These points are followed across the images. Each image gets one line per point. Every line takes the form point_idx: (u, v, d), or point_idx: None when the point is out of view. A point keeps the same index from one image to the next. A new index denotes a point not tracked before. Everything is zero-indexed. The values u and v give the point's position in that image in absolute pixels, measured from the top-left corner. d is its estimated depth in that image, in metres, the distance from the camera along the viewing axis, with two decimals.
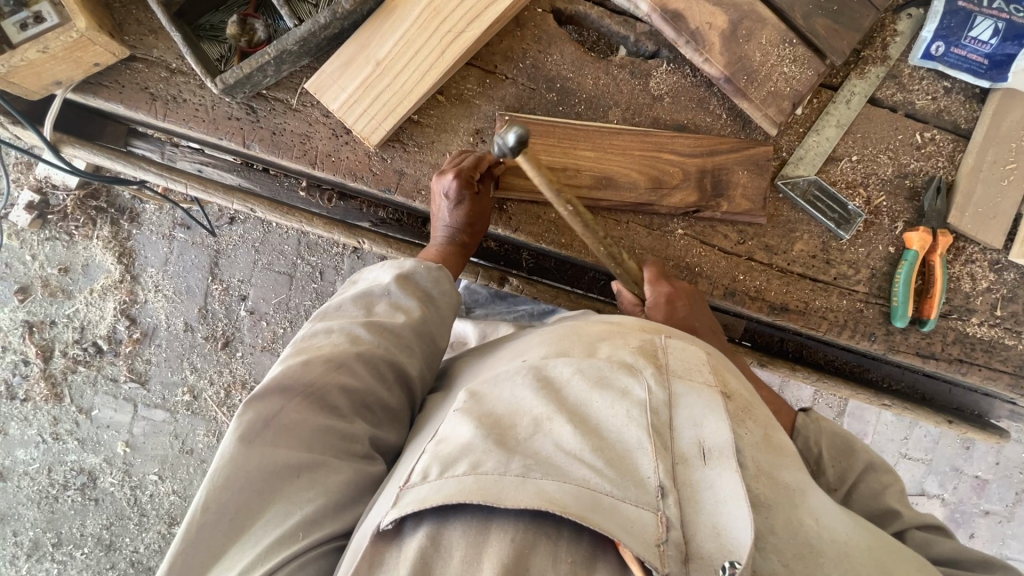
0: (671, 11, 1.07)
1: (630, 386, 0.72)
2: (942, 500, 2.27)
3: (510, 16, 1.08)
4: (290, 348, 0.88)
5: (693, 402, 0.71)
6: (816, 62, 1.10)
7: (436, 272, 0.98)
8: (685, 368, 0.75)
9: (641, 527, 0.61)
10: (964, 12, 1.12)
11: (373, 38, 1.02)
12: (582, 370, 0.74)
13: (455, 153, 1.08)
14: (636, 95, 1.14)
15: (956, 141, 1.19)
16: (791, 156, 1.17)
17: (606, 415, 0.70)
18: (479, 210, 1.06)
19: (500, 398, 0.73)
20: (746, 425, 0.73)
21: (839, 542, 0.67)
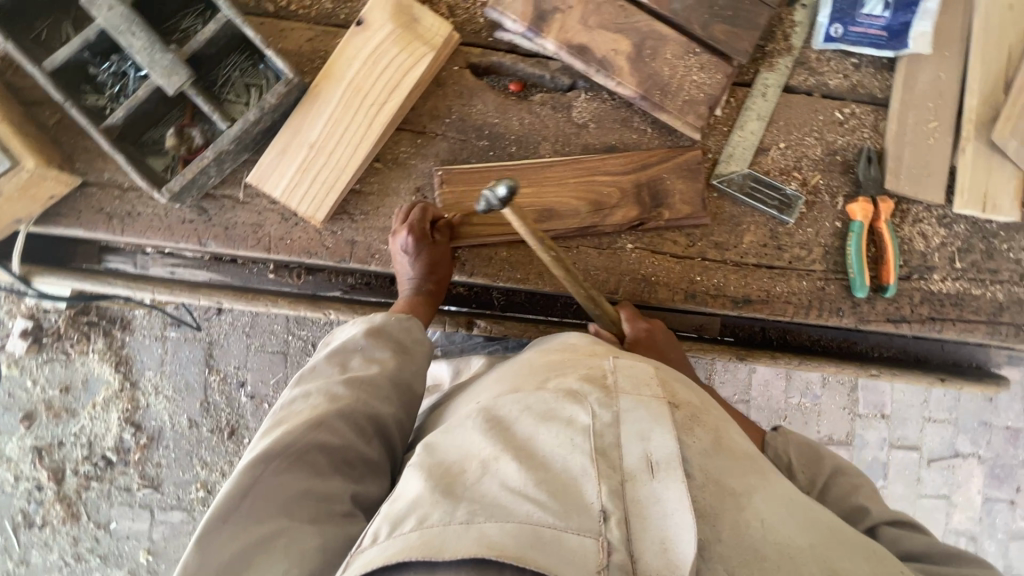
0: (576, 46, 1.14)
1: (574, 414, 0.75)
2: (978, 457, 2.23)
3: (428, 78, 1.15)
4: (268, 418, 0.88)
5: (640, 417, 0.74)
6: (723, 65, 1.16)
7: (408, 323, 1.02)
8: (632, 384, 0.78)
9: (583, 555, 0.64)
10: None
11: (304, 123, 1.08)
12: (528, 408, 0.78)
13: (398, 210, 1.12)
14: (562, 127, 1.19)
15: (877, 111, 1.24)
16: (721, 155, 1.21)
17: (552, 445, 0.73)
18: (438, 256, 1.09)
19: (451, 447, 0.77)
20: (695, 434, 0.77)
21: (783, 545, 0.70)
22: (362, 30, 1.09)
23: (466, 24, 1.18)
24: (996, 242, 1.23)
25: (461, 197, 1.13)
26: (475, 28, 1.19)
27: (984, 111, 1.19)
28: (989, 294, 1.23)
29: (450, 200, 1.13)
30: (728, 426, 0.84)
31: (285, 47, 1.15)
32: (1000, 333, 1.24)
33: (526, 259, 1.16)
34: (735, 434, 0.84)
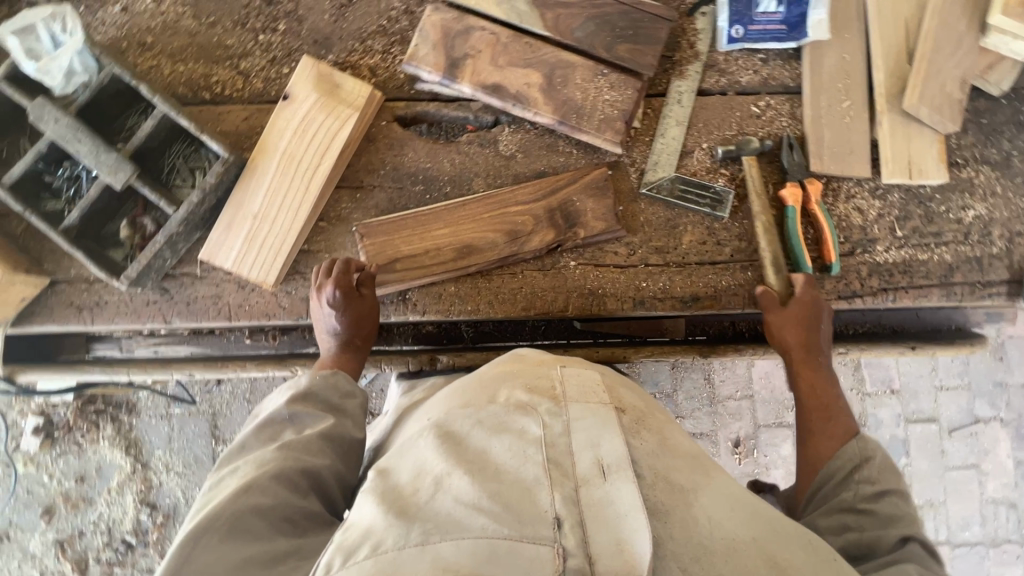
0: (490, 86, 1.21)
1: (526, 425, 0.79)
2: (1000, 420, 2.17)
3: (358, 137, 1.22)
4: (193, 507, 0.88)
5: (589, 425, 0.78)
6: (632, 81, 1.21)
7: (332, 379, 1.07)
8: (581, 393, 0.84)
9: (539, 563, 0.66)
10: None
11: (245, 197, 1.15)
12: (480, 422, 0.81)
13: (322, 266, 1.16)
14: (492, 161, 1.25)
15: (791, 99, 1.28)
16: (647, 164, 1.25)
17: (505, 457, 0.76)
18: (363, 312, 1.13)
19: (407, 468, 0.79)
20: (641, 435, 0.82)
21: (731, 540, 0.72)
22: (290, 103, 1.18)
23: (389, 82, 1.26)
24: (933, 206, 1.25)
25: (384, 245, 1.19)
26: (396, 83, 1.26)
27: (892, 83, 1.23)
28: (937, 257, 1.25)
29: (374, 251, 1.19)
30: (674, 431, 0.90)
31: (224, 129, 1.24)
32: (955, 294, 1.25)
33: (474, 290, 1.22)
34: (678, 435, 0.90)
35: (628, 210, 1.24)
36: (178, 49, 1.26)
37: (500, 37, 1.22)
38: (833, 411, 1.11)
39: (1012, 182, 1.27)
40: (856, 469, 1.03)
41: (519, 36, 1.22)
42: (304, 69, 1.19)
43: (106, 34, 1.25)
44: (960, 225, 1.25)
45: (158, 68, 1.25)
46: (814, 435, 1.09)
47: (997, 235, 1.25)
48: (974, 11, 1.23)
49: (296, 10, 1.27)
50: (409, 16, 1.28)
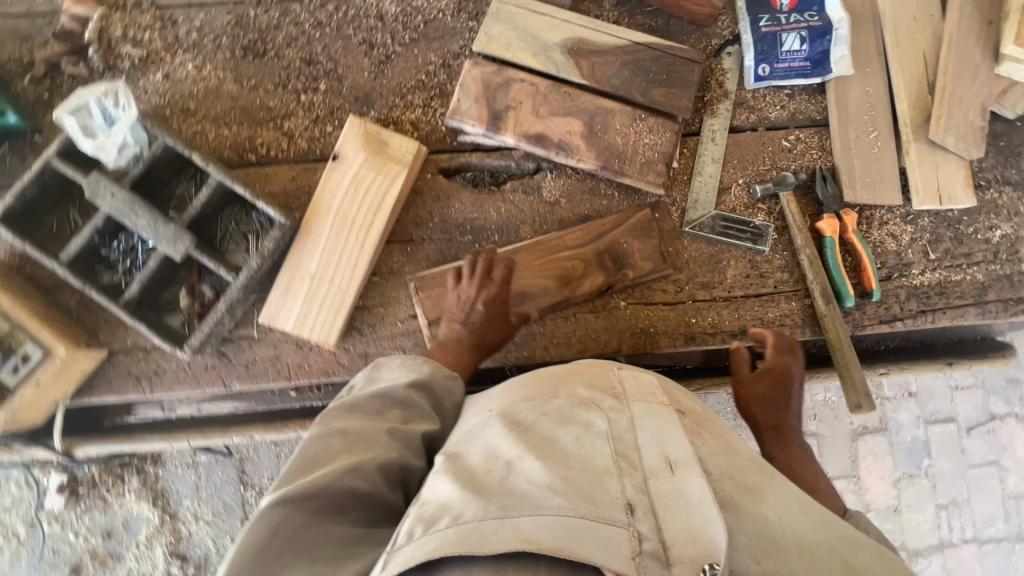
0: (533, 135, 1.24)
1: (591, 418, 0.82)
2: (1015, 416, 2.21)
3: (406, 191, 1.24)
4: (293, 452, 0.88)
5: (655, 423, 0.81)
6: (669, 123, 1.25)
7: (454, 384, 1.07)
8: (641, 392, 0.87)
9: (614, 542, 0.66)
10: (770, 35, 1.30)
11: (302, 258, 1.16)
12: (547, 414, 0.84)
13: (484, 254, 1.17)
14: (536, 208, 1.28)
15: (819, 131, 1.33)
16: (688, 202, 1.29)
17: (573, 445, 0.79)
18: (500, 327, 1.17)
19: (477, 452, 0.81)
20: (702, 436, 0.84)
21: (802, 539, 0.73)
22: (339, 163, 1.20)
23: (431, 135, 1.29)
24: (962, 228, 1.31)
25: (439, 297, 1.20)
26: (439, 136, 1.29)
27: (916, 114, 1.28)
28: (969, 276, 1.30)
29: (429, 301, 1.21)
30: (733, 434, 0.92)
31: (272, 190, 1.25)
32: (989, 311, 1.30)
33: (529, 337, 1.24)
34: (737, 439, 0.91)
35: (672, 248, 1.28)
36: (222, 113, 1.27)
37: (539, 87, 1.26)
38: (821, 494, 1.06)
39: None
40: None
41: (558, 85, 1.26)
42: (351, 128, 1.21)
43: (149, 102, 1.26)
44: (989, 245, 1.31)
45: (202, 132, 1.26)
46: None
47: None
48: (987, 42, 1.30)
49: (335, 69, 1.30)
50: (447, 69, 1.31)
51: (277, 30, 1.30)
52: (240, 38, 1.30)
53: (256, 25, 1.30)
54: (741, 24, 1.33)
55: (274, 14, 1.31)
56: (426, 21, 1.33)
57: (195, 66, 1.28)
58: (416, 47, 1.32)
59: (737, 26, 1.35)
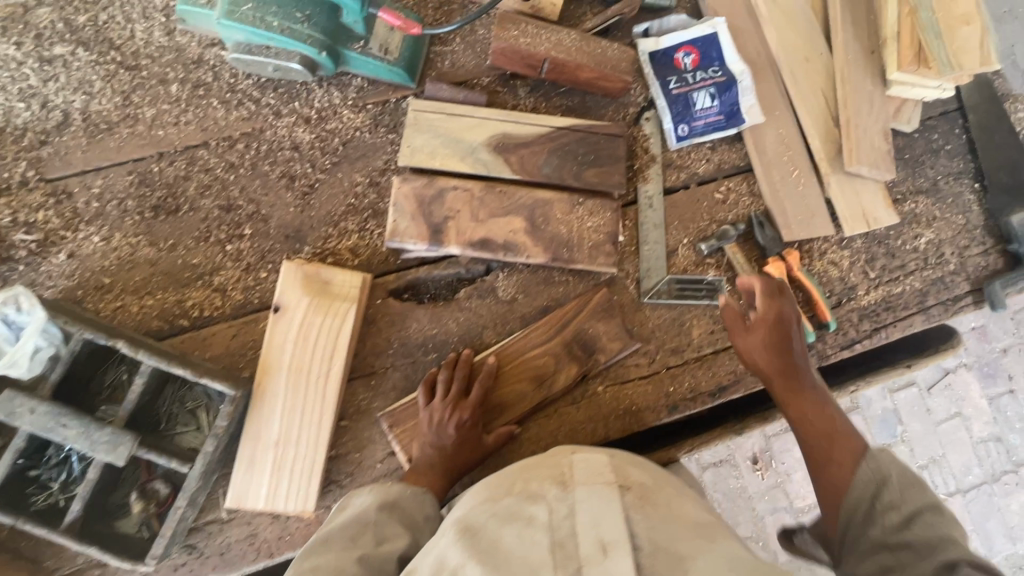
0: (477, 241, 1.22)
1: (534, 512, 0.78)
2: (966, 365, 2.30)
3: (358, 324, 1.19)
4: None
5: (591, 505, 0.76)
6: (606, 202, 1.26)
7: (420, 496, 1.02)
8: (587, 474, 0.82)
9: None
10: (682, 97, 1.36)
11: (261, 425, 1.08)
12: (496, 513, 0.81)
13: (446, 370, 1.15)
14: (496, 310, 1.26)
15: (746, 177, 1.38)
16: (641, 272, 1.30)
17: (514, 545, 0.74)
18: (473, 443, 1.12)
19: (432, 560, 0.78)
20: (645, 510, 0.79)
21: None
22: (282, 314, 1.13)
23: (373, 258, 1.24)
24: (892, 242, 1.38)
25: (415, 429, 1.14)
26: (381, 258, 1.24)
27: (828, 148, 1.35)
28: (908, 286, 1.37)
29: (406, 437, 1.14)
30: (682, 503, 0.88)
31: (214, 354, 1.17)
32: (934, 315, 1.37)
33: (516, 446, 1.20)
34: (686, 506, 0.87)
35: (636, 321, 1.28)
36: (142, 282, 1.18)
37: (474, 191, 1.24)
38: (839, 436, 1.05)
39: (945, 203, 1.43)
40: (880, 491, 0.94)
41: (491, 185, 1.24)
42: (288, 274, 1.14)
43: (56, 287, 1.15)
44: (918, 253, 1.39)
45: (123, 308, 1.16)
46: (828, 465, 1.02)
47: (949, 253, 1.40)
48: (874, 69, 1.39)
49: (258, 210, 1.23)
50: (376, 187, 1.27)
51: (186, 181, 1.23)
52: (147, 197, 1.21)
53: (162, 180, 1.22)
54: (652, 90, 1.37)
55: (180, 165, 1.23)
56: (344, 142, 1.28)
57: (101, 238, 1.18)
58: (338, 170, 1.27)
59: (649, 92, 1.38)
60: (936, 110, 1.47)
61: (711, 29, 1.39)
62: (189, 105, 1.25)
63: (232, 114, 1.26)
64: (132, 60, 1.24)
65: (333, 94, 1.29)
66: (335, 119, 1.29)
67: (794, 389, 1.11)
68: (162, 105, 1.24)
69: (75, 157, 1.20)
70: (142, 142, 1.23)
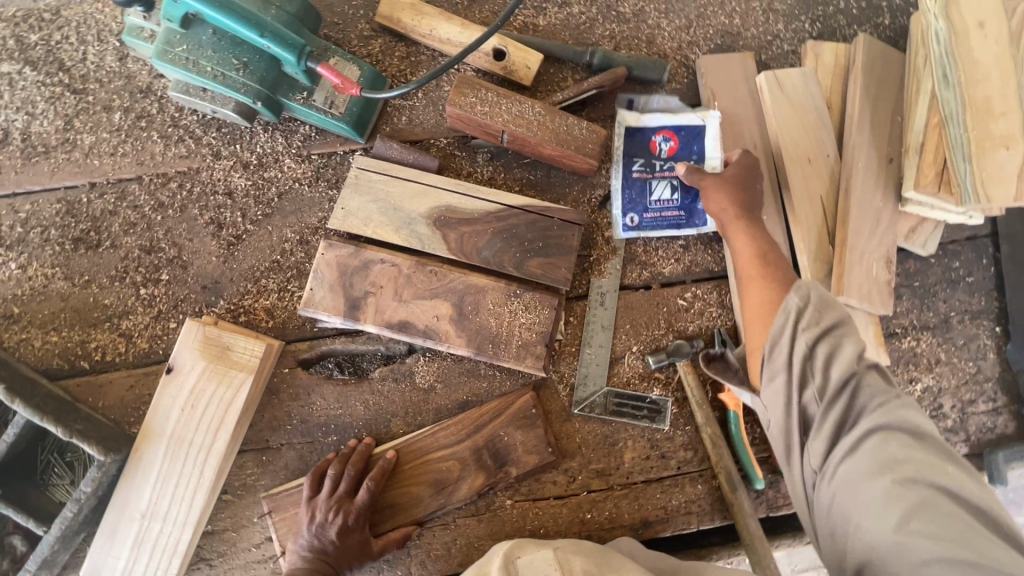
0: (396, 321, 1.12)
1: None
2: None
3: (257, 394, 1.11)
4: None
5: None
6: (547, 297, 1.14)
7: None
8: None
9: None
10: (640, 182, 1.21)
11: (130, 494, 1.02)
12: None
13: (337, 465, 1.07)
14: (409, 397, 1.15)
15: (717, 285, 1.22)
16: (576, 378, 1.16)
17: None
18: (354, 554, 1.01)
19: None
20: None
21: None
22: (174, 376, 1.06)
23: (288, 323, 1.16)
24: None
25: (294, 519, 1.06)
26: (297, 323, 1.16)
27: (818, 267, 1.17)
28: None
29: (286, 524, 1.06)
30: None
31: (106, 404, 1.11)
32: None
33: (405, 551, 1.10)
34: None
35: (562, 433, 1.15)
36: (49, 316, 1.14)
37: (402, 267, 1.14)
38: (770, 258, 1.01)
39: (954, 345, 1.22)
40: (797, 318, 0.82)
41: (422, 264, 1.14)
42: (189, 333, 1.08)
43: None
44: (909, 400, 1.19)
45: (26, 340, 1.13)
46: (750, 285, 1.00)
47: (948, 406, 1.20)
48: (889, 182, 1.20)
49: (179, 255, 1.18)
50: (304, 246, 1.20)
51: (113, 216, 1.18)
52: (70, 228, 1.17)
53: (89, 211, 1.18)
54: (613, 167, 1.23)
55: (110, 198, 1.19)
56: (281, 194, 1.21)
57: (18, 265, 1.15)
58: (270, 223, 1.20)
59: (610, 172, 1.24)
60: (961, 234, 1.26)
61: (700, 120, 1.22)
62: (128, 136, 1.21)
63: (171, 151, 1.21)
64: (80, 83, 1.21)
65: (277, 140, 1.22)
66: (275, 167, 1.22)
67: (746, 220, 1.07)
68: (102, 133, 1.21)
69: (8, 178, 1.18)
70: (77, 170, 1.19)
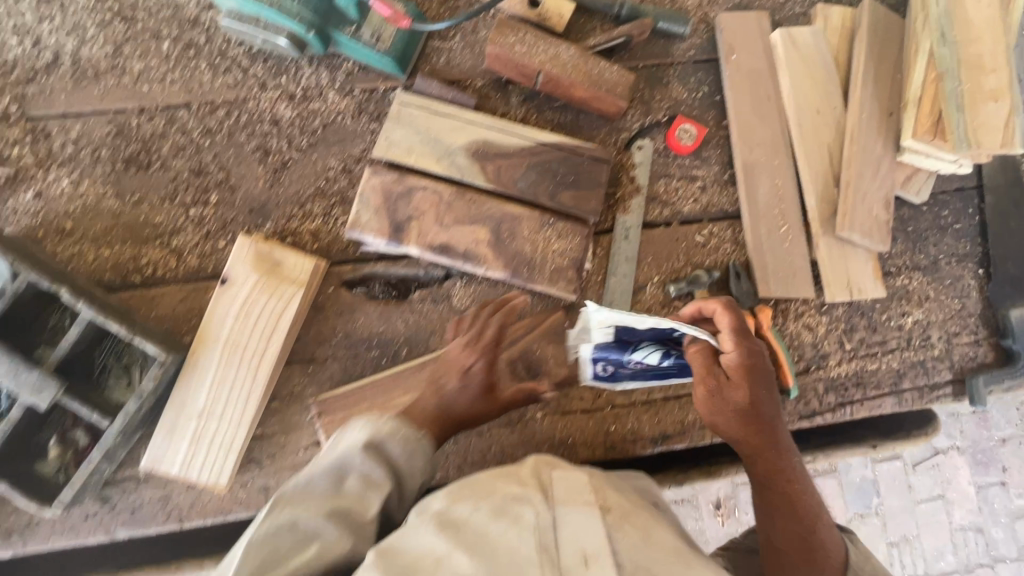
0: (438, 245, 1.19)
1: (524, 512, 0.80)
2: (957, 449, 2.14)
3: (305, 308, 1.18)
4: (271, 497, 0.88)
5: (574, 520, 0.79)
6: (578, 227, 1.22)
7: (411, 444, 0.97)
8: (569, 494, 0.83)
9: None
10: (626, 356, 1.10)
11: (188, 394, 1.08)
12: (483, 507, 0.82)
13: (473, 317, 1.15)
14: (447, 317, 1.23)
15: (731, 224, 1.32)
16: (603, 304, 1.26)
17: (503, 541, 0.77)
18: (474, 401, 1.08)
19: (409, 542, 0.80)
20: (623, 530, 0.80)
21: None
22: (227, 287, 1.12)
23: (332, 245, 1.23)
24: (875, 315, 1.31)
25: (343, 422, 1.14)
26: (341, 246, 1.23)
27: (823, 208, 1.28)
28: (885, 365, 1.30)
29: (334, 427, 1.14)
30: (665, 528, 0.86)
31: (159, 314, 1.17)
32: (907, 399, 1.29)
33: (443, 457, 1.19)
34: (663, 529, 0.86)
35: None
36: (102, 232, 1.19)
37: (443, 195, 1.21)
38: (811, 521, 1.05)
39: (942, 284, 1.34)
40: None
41: (462, 192, 1.22)
42: (242, 248, 1.14)
43: (20, 223, 1.17)
44: (902, 332, 1.31)
45: (80, 254, 1.18)
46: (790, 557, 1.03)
47: (936, 337, 1.32)
48: (888, 133, 1.31)
49: (227, 179, 1.23)
50: (347, 175, 1.26)
51: (162, 139, 1.23)
52: (121, 149, 1.22)
53: (138, 134, 1.22)
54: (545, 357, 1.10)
55: (159, 122, 1.23)
56: (325, 125, 1.27)
57: (70, 182, 1.19)
58: (314, 152, 1.26)
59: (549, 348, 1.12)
60: (950, 185, 1.38)
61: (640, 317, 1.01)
62: (177, 64, 1.25)
63: (219, 80, 1.26)
64: (130, 12, 1.25)
65: (322, 74, 1.28)
66: (319, 99, 1.27)
67: (774, 457, 1.07)
68: (151, 61, 1.25)
69: (58, 98, 1.21)
70: (126, 95, 1.23)
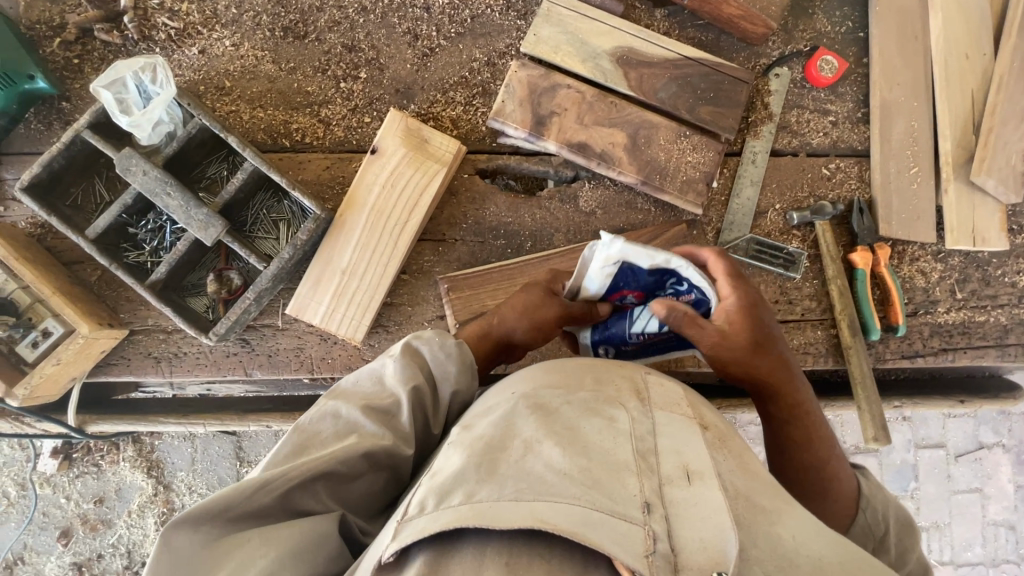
0: (576, 143, 1.22)
1: (616, 413, 0.68)
2: (1003, 446, 2.06)
3: (442, 190, 1.22)
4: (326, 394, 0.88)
5: (672, 429, 0.66)
6: (712, 143, 1.24)
7: (449, 346, 0.89)
8: (668, 402, 0.71)
9: (629, 538, 0.55)
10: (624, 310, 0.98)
11: (334, 251, 1.15)
12: (574, 401, 0.70)
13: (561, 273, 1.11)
14: (572, 217, 1.27)
15: (859, 162, 1.32)
16: (723, 224, 1.28)
17: (596, 437, 0.65)
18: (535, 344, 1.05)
19: (488, 424, 0.71)
20: (723, 453, 0.67)
21: (819, 561, 0.59)
22: (377, 157, 1.17)
23: (470, 134, 1.27)
24: (990, 269, 1.32)
25: (471, 299, 1.20)
26: (478, 136, 1.27)
27: (958, 153, 1.27)
28: (993, 318, 1.31)
29: (461, 303, 1.20)
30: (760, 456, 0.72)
31: (306, 178, 1.23)
32: (1009, 353, 1.31)
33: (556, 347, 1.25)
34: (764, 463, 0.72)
35: None
36: (258, 94, 1.24)
37: (585, 95, 1.23)
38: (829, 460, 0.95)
39: None
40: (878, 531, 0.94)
41: (604, 95, 1.24)
42: (393, 122, 1.18)
43: (184, 77, 1.23)
44: (1015, 289, 1.32)
45: (236, 112, 1.24)
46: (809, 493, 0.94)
47: None
48: None
49: (377, 58, 1.26)
50: (491, 68, 1.28)
51: (319, 12, 1.26)
52: (280, 18, 1.25)
53: (297, 4, 1.26)
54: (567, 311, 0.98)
55: None
56: (473, 16, 1.28)
57: (232, 43, 1.24)
58: (460, 41, 1.28)
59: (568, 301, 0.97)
60: None
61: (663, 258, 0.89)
62: None
63: None
64: None
65: None
66: None
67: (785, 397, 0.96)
68: None
69: None
70: None
